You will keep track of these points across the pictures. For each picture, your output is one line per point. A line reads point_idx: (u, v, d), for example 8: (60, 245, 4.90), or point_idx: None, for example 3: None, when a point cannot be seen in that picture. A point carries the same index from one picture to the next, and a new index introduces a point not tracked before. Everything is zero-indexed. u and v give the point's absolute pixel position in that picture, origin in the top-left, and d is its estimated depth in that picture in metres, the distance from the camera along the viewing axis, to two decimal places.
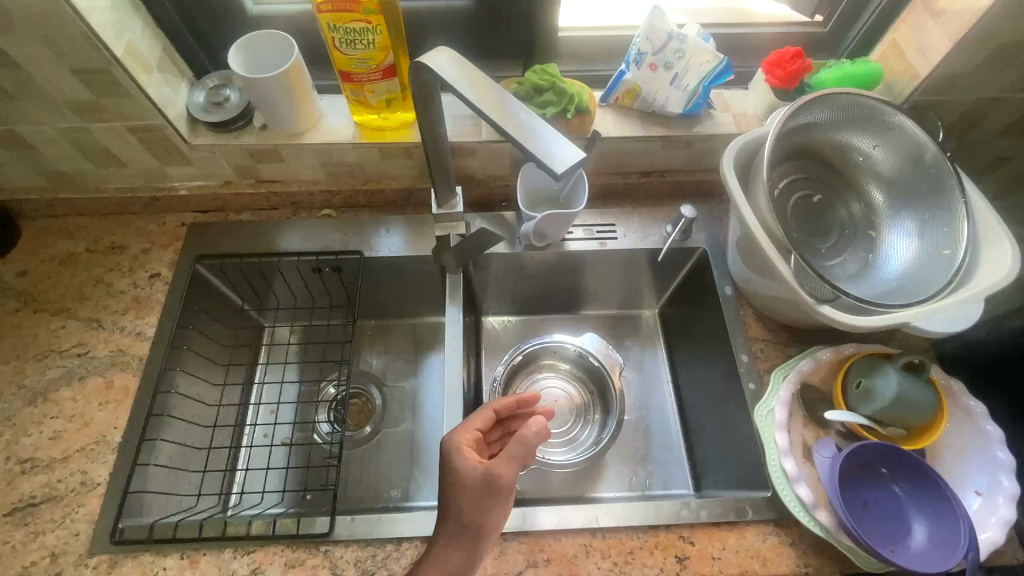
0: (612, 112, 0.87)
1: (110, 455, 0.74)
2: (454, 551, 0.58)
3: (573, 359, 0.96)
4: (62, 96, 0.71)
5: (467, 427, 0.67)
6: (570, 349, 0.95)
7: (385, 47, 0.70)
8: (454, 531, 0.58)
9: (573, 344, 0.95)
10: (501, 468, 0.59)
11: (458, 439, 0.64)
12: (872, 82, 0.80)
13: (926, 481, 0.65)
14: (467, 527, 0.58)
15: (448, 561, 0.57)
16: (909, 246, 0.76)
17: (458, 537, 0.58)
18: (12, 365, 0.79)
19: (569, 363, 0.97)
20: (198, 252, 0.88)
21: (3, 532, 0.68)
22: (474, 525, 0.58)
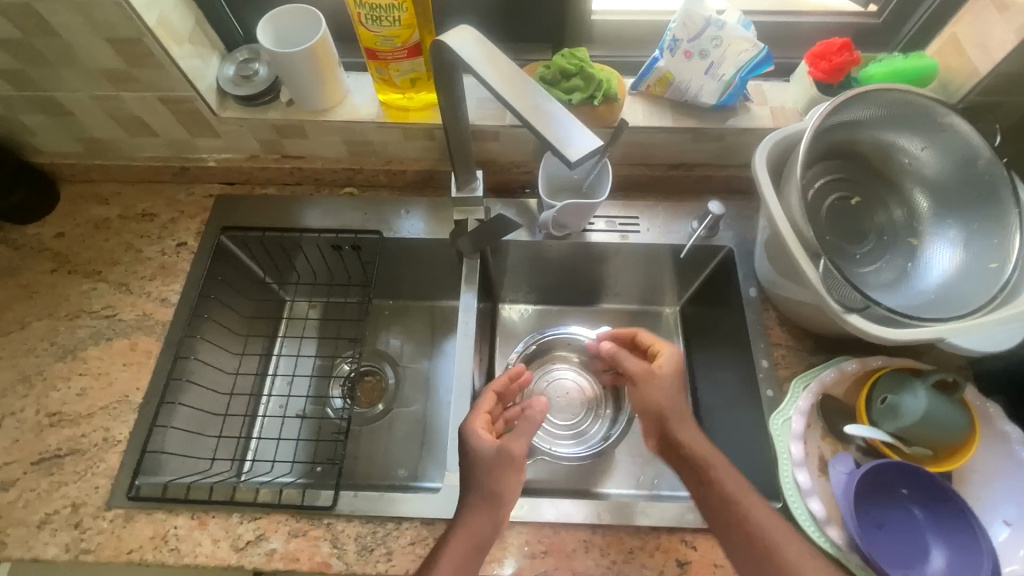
0: (641, 101, 0.84)
1: (130, 415, 0.76)
2: (482, 517, 0.62)
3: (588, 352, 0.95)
4: (98, 64, 0.73)
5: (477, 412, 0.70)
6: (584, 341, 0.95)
7: (410, 25, 0.69)
8: (483, 500, 0.63)
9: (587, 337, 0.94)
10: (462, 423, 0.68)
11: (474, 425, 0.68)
12: (926, 77, 0.75)
13: (948, 505, 0.62)
14: (495, 497, 0.63)
15: (480, 526, 0.62)
16: (952, 257, 0.71)
17: (482, 505, 0.62)
18: (46, 322, 0.83)
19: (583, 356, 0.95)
20: (224, 223, 0.90)
21: (29, 480, 0.72)
22: (500, 493, 0.63)
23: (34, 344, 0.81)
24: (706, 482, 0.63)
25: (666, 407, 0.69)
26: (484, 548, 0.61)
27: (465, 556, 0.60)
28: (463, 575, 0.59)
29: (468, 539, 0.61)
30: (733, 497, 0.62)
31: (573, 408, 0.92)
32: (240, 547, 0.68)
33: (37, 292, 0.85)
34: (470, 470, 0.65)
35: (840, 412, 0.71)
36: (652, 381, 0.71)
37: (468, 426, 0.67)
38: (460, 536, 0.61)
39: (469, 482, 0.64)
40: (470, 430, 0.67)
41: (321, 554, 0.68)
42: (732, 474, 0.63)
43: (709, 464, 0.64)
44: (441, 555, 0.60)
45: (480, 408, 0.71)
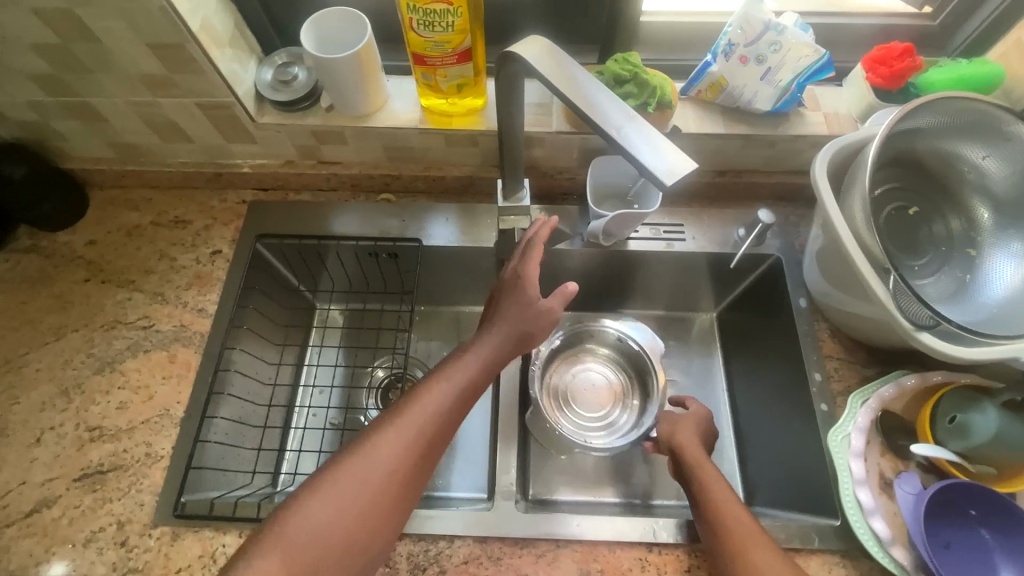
0: (691, 106, 0.82)
1: (173, 429, 0.75)
2: (499, 347, 0.66)
3: (612, 345, 0.92)
4: (138, 70, 0.70)
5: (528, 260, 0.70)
6: (609, 333, 0.92)
7: (463, 31, 0.67)
8: (508, 332, 0.66)
9: (613, 328, 0.91)
10: (518, 265, 0.69)
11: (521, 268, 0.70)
12: (991, 86, 0.74)
13: (1020, 528, 0.61)
14: (518, 334, 0.67)
15: (494, 355, 0.65)
16: (1017, 269, 0.69)
17: (500, 336, 0.66)
18: (82, 333, 0.81)
19: (608, 348, 0.93)
20: (259, 230, 0.88)
21: (73, 496, 0.71)
22: (524, 334, 0.67)
23: (71, 355, 0.80)
24: (704, 497, 0.64)
25: (681, 441, 0.71)
26: (492, 373, 0.65)
27: (478, 373, 0.63)
28: (468, 394, 0.62)
29: (482, 364, 0.64)
30: (718, 511, 0.62)
31: (600, 401, 0.90)
32: None
33: (71, 302, 0.83)
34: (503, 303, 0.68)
35: (899, 428, 0.70)
36: (675, 417, 0.75)
37: (522, 268, 0.68)
38: (471, 360, 0.64)
39: (495, 317, 0.67)
40: (523, 274, 0.68)
41: None
42: (726, 492, 0.64)
43: (707, 484, 0.65)
44: (456, 369, 0.63)
45: (538, 239, 0.69)
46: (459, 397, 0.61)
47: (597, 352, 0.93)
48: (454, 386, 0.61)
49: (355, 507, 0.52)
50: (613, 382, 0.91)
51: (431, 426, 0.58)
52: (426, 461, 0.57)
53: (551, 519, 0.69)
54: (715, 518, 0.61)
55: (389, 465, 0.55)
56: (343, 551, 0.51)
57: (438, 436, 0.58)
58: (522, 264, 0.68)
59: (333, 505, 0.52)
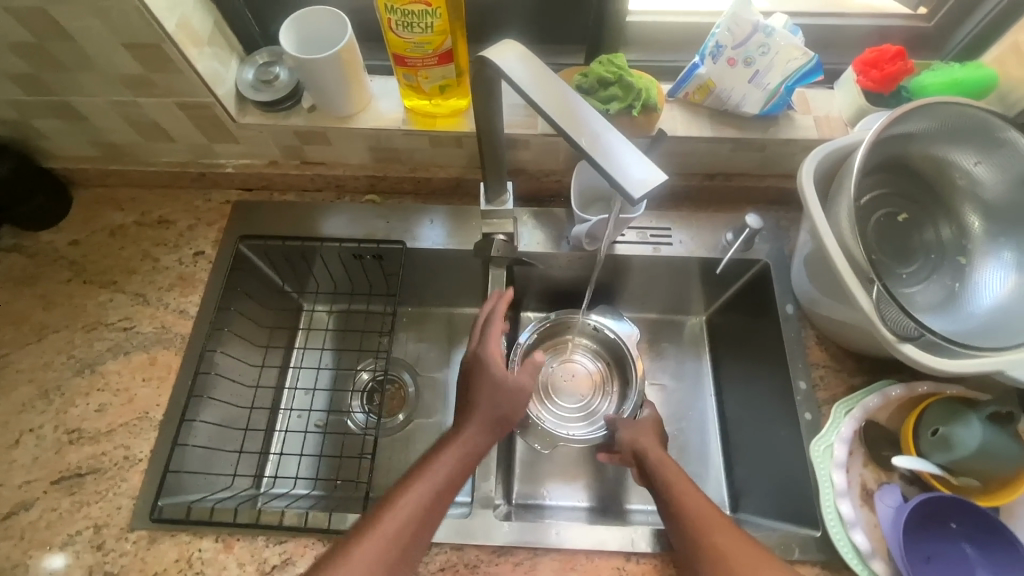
0: (679, 108, 0.80)
1: (153, 432, 0.75)
2: (481, 434, 0.67)
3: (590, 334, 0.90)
4: (115, 70, 0.70)
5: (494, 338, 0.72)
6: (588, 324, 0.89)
7: (443, 31, 0.66)
8: (487, 417, 0.67)
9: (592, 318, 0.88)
10: (477, 345, 0.71)
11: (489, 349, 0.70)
12: (983, 91, 0.72)
13: (1001, 542, 0.60)
14: (495, 419, 0.68)
15: (474, 442, 0.66)
16: (1008, 280, 0.67)
17: (480, 423, 0.67)
18: (63, 334, 0.81)
19: (586, 338, 0.91)
20: (243, 231, 0.87)
21: (51, 499, 0.71)
22: (503, 416, 0.68)
23: (52, 357, 0.79)
24: (671, 500, 0.63)
25: (644, 445, 0.71)
26: (473, 462, 0.65)
27: (458, 464, 0.64)
28: (451, 484, 0.63)
29: (461, 456, 0.64)
30: (688, 513, 0.61)
31: (581, 390, 0.89)
32: (267, 571, 0.67)
33: (53, 302, 0.83)
34: (475, 385, 0.68)
35: (884, 439, 0.69)
36: (635, 424, 0.75)
37: (483, 351, 0.70)
38: (448, 459, 0.64)
39: (471, 404, 0.68)
40: (485, 355, 0.70)
41: None
42: (696, 494, 0.63)
43: (675, 485, 0.65)
44: (437, 465, 0.63)
45: (495, 324, 0.72)
46: (435, 495, 0.61)
47: (574, 341, 0.91)
48: (432, 486, 0.61)
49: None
50: (592, 371, 0.90)
51: (414, 516, 0.59)
52: (407, 555, 0.57)
53: (529, 527, 0.68)
54: (683, 519, 0.61)
55: (370, 562, 0.55)
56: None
57: (416, 534, 0.58)
58: (483, 342, 0.71)
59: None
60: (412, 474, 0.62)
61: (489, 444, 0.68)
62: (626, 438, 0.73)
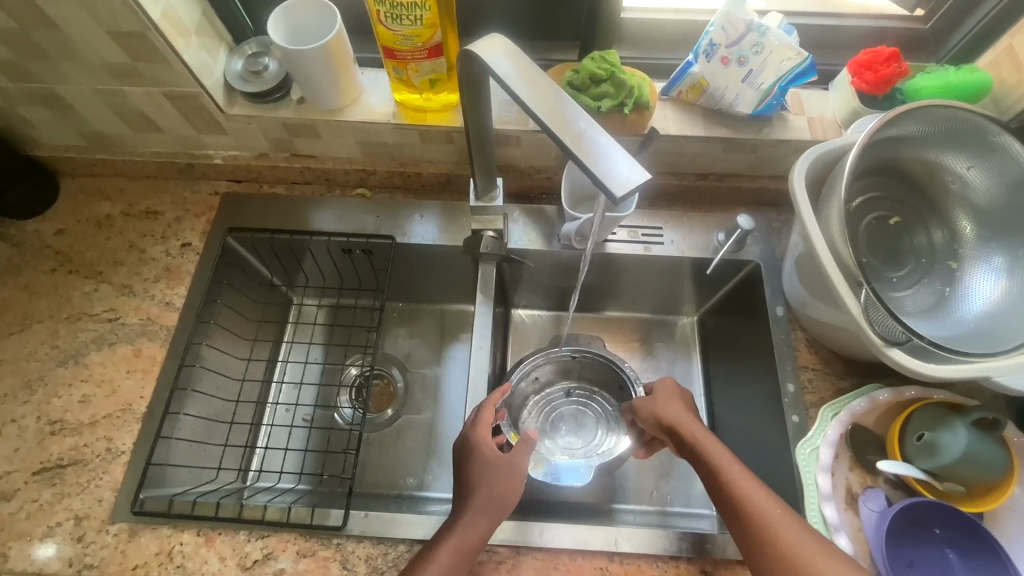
0: (672, 107, 0.80)
1: (135, 425, 0.74)
2: (479, 523, 0.61)
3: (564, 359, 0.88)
4: (101, 58, 0.69)
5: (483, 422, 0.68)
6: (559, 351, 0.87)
7: (433, 25, 0.65)
8: (485, 503, 0.62)
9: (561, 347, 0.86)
10: (468, 428, 0.69)
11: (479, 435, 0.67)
12: (978, 94, 0.72)
13: (985, 548, 0.60)
14: (495, 503, 0.63)
15: (472, 532, 0.61)
16: (997, 285, 0.67)
17: (479, 511, 0.62)
18: (47, 324, 0.80)
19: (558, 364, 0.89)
20: (231, 224, 0.86)
21: (31, 490, 0.70)
22: (501, 499, 0.63)
23: (35, 347, 0.79)
24: (723, 487, 0.60)
25: (678, 421, 0.68)
26: (475, 552, 0.60)
27: (456, 557, 0.59)
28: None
29: (458, 548, 0.59)
30: (744, 503, 0.58)
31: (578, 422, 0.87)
32: (248, 566, 0.67)
33: (38, 292, 0.82)
34: (469, 476, 0.64)
35: (869, 442, 0.69)
36: (654, 400, 0.72)
37: (474, 434, 0.67)
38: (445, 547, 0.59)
39: (469, 489, 0.63)
40: (474, 438, 0.67)
41: None
42: (752, 483, 0.59)
43: (726, 473, 0.61)
44: (434, 557, 0.59)
45: (489, 402, 0.70)
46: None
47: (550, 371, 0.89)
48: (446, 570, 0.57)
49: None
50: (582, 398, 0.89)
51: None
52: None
53: (513, 527, 0.68)
54: (737, 509, 0.58)
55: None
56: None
57: None
58: (474, 424, 0.68)
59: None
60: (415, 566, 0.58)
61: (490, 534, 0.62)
62: (652, 414, 0.71)
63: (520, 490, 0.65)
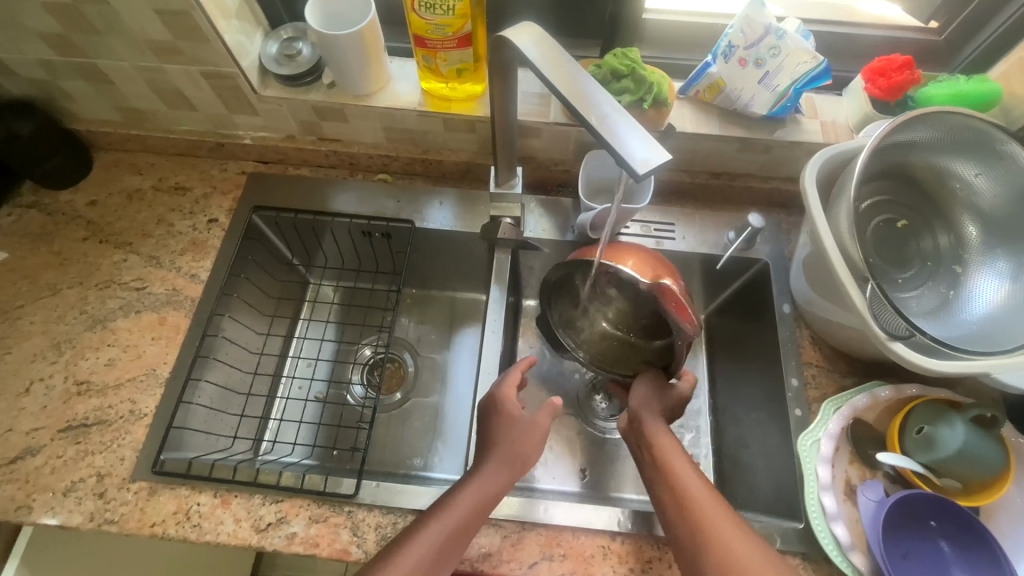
0: (690, 106, 0.82)
1: (158, 389, 0.77)
2: (501, 474, 0.64)
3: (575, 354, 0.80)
4: (146, 35, 0.72)
5: (509, 382, 0.71)
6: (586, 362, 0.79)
7: (464, 15, 0.68)
8: (507, 456, 0.65)
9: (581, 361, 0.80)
10: (495, 387, 0.71)
11: (505, 393, 0.70)
12: (987, 103, 0.74)
13: (978, 541, 0.62)
14: (518, 458, 0.65)
15: (493, 482, 0.63)
16: (1000, 289, 0.69)
17: (499, 464, 0.64)
18: (77, 290, 0.83)
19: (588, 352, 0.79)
20: (256, 202, 0.89)
21: (57, 447, 0.73)
22: (522, 457, 0.65)
23: (64, 311, 0.81)
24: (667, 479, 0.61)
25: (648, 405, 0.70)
26: (492, 503, 0.63)
27: (476, 507, 0.61)
28: (469, 525, 0.60)
29: (479, 498, 0.62)
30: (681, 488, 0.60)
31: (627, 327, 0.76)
32: (261, 528, 0.69)
33: (69, 259, 0.85)
34: (494, 428, 0.67)
35: (870, 438, 0.71)
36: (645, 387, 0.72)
37: (500, 392, 0.70)
38: (470, 492, 0.62)
39: (491, 442, 0.66)
40: (502, 394, 0.70)
41: (341, 542, 0.69)
42: (697, 481, 0.60)
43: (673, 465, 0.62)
44: (455, 504, 0.61)
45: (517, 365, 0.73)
46: (460, 528, 0.59)
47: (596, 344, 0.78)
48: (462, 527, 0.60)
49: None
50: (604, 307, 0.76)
51: (428, 556, 0.57)
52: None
53: (520, 503, 0.70)
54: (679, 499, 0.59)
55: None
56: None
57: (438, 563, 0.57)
58: (501, 382, 0.72)
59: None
60: (435, 508, 0.61)
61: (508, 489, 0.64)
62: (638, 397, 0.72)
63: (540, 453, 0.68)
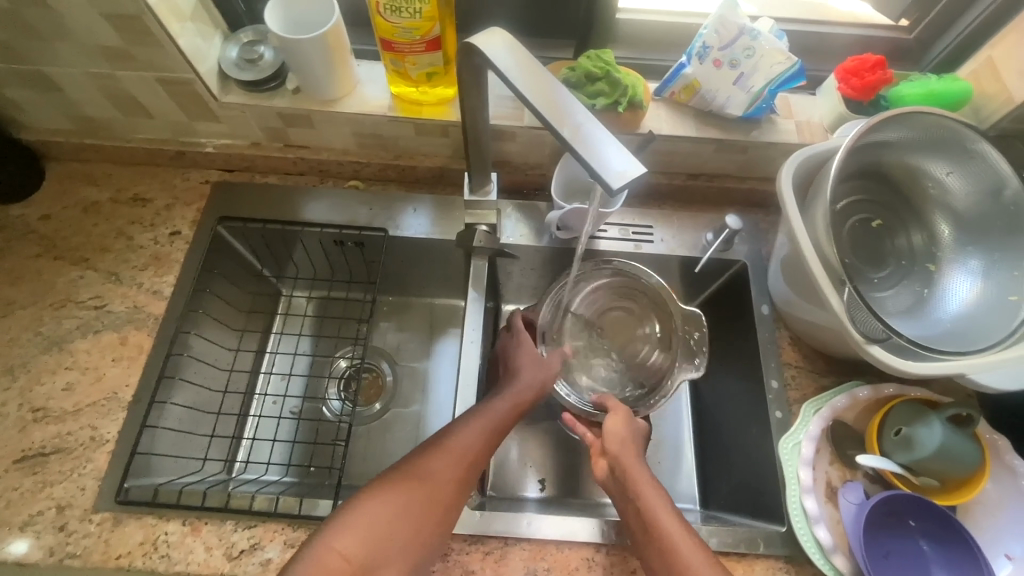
0: (665, 107, 0.81)
1: (120, 413, 0.73)
2: (529, 390, 0.71)
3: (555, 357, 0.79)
4: (93, 40, 0.68)
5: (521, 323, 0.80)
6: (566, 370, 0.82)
7: (432, 18, 0.66)
8: (531, 376, 0.73)
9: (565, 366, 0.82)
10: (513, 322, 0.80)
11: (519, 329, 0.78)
12: (957, 103, 0.74)
13: (957, 540, 0.63)
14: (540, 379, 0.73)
15: (523, 394, 0.70)
16: (973, 288, 0.69)
17: (525, 380, 0.72)
18: (30, 311, 0.78)
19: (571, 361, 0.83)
20: (222, 213, 0.85)
21: (12, 478, 0.69)
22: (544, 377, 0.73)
23: (17, 334, 0.77)
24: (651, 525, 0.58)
25: (624, 450, 0.66)
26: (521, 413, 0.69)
27: (511, 409, 0.68)
28: (507, 424, 0.67)
29: (512, 404, 0.68)
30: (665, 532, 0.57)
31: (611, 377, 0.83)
32: (235, 556, 0.66)
33: (21, 278, 0.80)
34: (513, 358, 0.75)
35: (850, 438, 0.71)
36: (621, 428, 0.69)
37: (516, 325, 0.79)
38: (501, 403, 0.68)
39: (518, 368, 0.73)
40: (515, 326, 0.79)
41: None
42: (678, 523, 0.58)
43: (654, 510, 0.59)
44: (491, 406, 0.67)
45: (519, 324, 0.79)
46: (496, 428, 0.66)
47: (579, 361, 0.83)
48: (493, 426, 0.66)
49: (406, 513, 0.56)
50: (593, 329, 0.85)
51: (477, 444, 0.63)
52: (474, 477, 0.62)
53: (504, 518, 0.69)
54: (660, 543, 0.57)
55: (448, 475, 0.60)
56: (409, 537, 0.56)
57: (472, 465, 0.62)
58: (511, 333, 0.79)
59: (373, 523, 0.55)
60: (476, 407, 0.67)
61: (537, 403, 0.72)
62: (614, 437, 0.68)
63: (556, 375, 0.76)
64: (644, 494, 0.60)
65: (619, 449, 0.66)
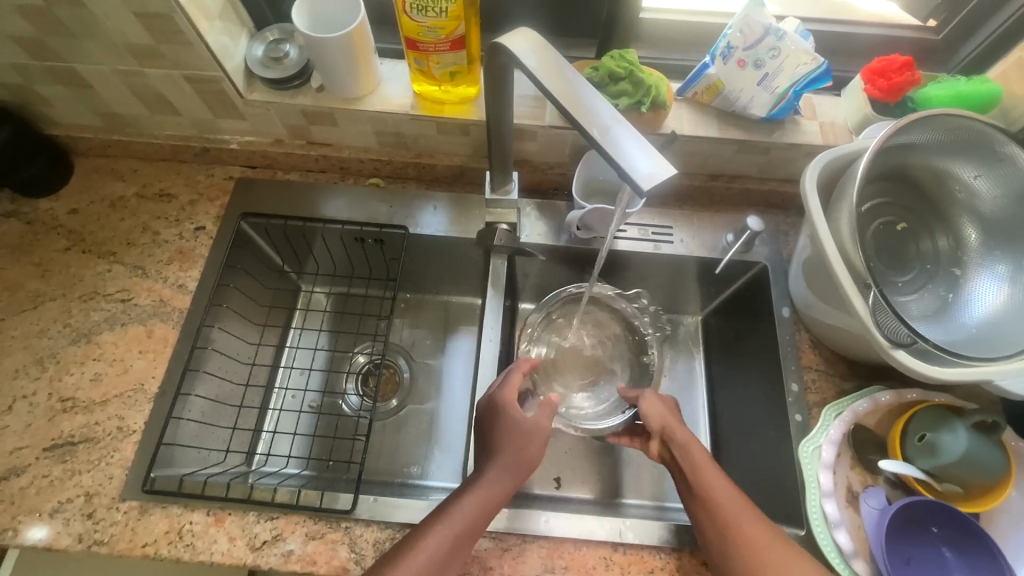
0: (687, 107, 0.81)
1: (146, 404, 0.75)
2: (505, 480, 0.64)
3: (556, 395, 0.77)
4: (124, 38, 0.69)
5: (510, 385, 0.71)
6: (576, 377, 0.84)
7: (457, 17, 0.66)
8: (510, 463, 0.65)
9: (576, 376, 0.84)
10: (496, 391, 0.71)
11: (504, 397, 0.69)
12: (986, 105, 0.73)
13: (980, 548, 0.62)
14: (521, 464, 0.65)
15: (497, 488, 0.63)
16: (999, 294, 0.68)
17: (502, 470, 0.64)
18: (59, 302, 0.80)
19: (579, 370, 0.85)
20: (244, 209, 0.87)
21: (42, 466, 0.71)
22: (526, 462, 0.65)
23: (46, 325, 0.79)
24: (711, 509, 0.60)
25: (672, 425, 0.69)
26: (496, 507, 0.62)
27: (479, 511, 0.61)
28: (476, 528, 0.60)
29: (482, 503, 0.62)
30: (727, 515, 0.59)
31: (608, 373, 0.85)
32: (257, 546, 0.67)
33: (50, 271, 0.82)
34: (493, 436, 0.67)
35: (871, 442, 0.70)
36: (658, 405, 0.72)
37: (501, 396, 0.70)
38: (469, 503, 0.61)
39: (493, 453, 0.66)
40: (503, 396, 0.70)
41: (339, 558, 0.67)
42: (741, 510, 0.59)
43: (709, 492, 0.61)
44: (458, 507, 0.61)
45: (518, 368, 0.73)
46: (463, 536, 0.59)
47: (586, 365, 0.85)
48: (457, 532, 0.59)
49: None
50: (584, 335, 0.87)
51: (439, 556, 0.58)
52: None
53: (522, 516, 0.69)
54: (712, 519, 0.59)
55: None
56: None
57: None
58: (502, 385, 0.71)
59: None
60: (438, 511, 0.61)
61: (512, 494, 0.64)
62: (653, 415, 0.71)
63: (542, 455, 0.67)
64: (700, 475, 0.62)
65: (662, 427, 0.69)
